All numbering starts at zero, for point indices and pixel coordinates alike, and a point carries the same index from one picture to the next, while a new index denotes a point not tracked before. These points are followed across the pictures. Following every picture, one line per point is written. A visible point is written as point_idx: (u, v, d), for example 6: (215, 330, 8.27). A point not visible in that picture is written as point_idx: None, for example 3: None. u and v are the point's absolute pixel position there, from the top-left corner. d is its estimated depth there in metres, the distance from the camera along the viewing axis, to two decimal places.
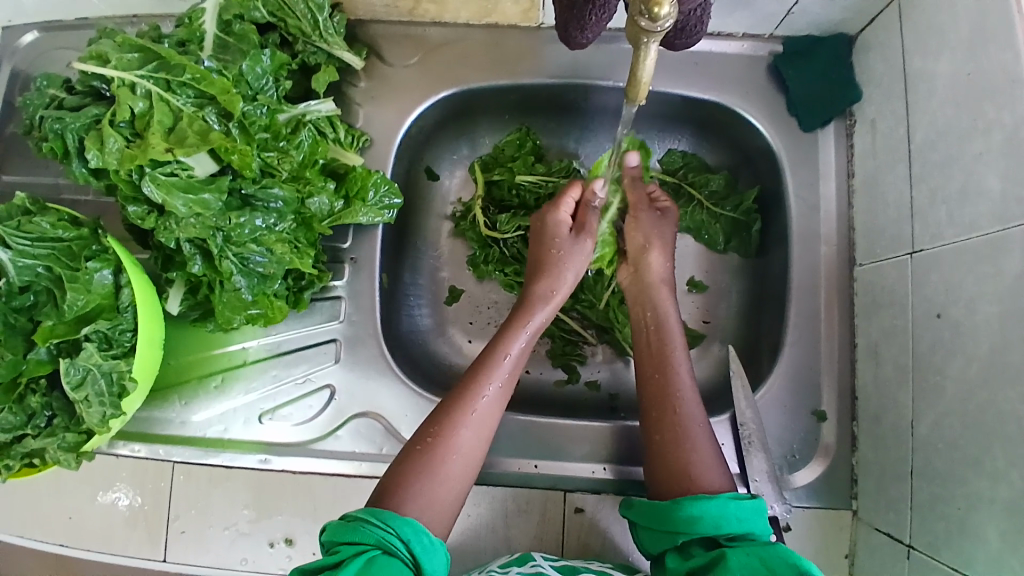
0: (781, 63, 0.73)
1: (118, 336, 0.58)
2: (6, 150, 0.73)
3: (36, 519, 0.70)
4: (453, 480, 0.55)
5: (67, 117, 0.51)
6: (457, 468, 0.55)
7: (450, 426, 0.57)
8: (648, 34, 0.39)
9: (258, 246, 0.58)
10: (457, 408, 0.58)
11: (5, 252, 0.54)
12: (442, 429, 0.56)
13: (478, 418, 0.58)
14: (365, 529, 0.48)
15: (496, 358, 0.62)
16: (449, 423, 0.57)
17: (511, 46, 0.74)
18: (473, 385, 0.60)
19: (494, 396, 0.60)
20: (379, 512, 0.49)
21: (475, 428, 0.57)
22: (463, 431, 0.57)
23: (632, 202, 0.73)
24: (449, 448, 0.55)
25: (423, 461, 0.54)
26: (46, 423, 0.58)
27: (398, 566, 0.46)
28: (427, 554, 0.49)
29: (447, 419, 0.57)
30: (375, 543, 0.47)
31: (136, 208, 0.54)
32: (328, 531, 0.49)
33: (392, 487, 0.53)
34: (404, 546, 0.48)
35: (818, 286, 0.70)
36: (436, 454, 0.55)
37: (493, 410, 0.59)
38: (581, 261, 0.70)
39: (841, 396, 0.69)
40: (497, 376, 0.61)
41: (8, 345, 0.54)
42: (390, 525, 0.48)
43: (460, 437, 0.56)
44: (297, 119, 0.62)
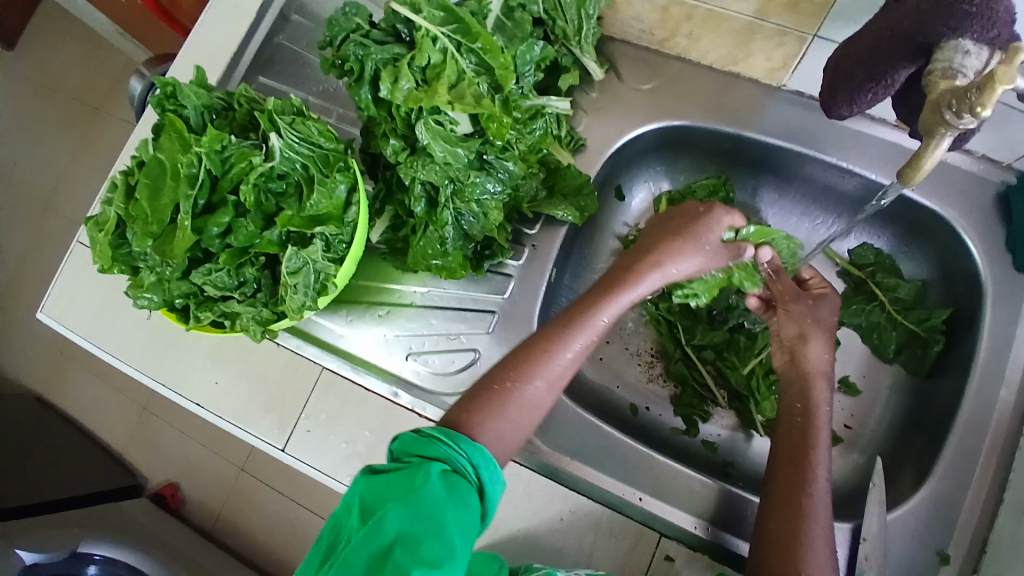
0: (1011, 193, 0.69)
1: (337, 243, 0.65)
2: (270, 57, 0.85)
3: (187, 374, 0.78)
4: (519, 423, 0.56)
5: (371, 48, 0.59)
6: (521, 415, 0.56)
7: (520, 375, 0.57)
8: (947, 126, 0.43)
9: (477, 207, 0.64)
10: (528, 361, 0.57)
11: (278, 140, 0.61)
12: (518, 377, 0.57)
13: (548, 376, 0.57)
14: (442, 448, 0.50)
15: (585, 317, 0.59)
16: (523, 373, 0.57)
17: (742, 96, 0.75)
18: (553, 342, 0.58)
19: (572, 358, 0.58)
20: (450, 434, 0.51)
21: (548, 382, 0.58)
22: (533, 381, 0.57)
23: (786, 287, 0.70)
24: (519, 399, 0.56)
25: (497, 403, 0.55)
26: (251, 293, 0.65)
27: (465, 487, 0.49)
28: (490, 481, 0.51)
29: (522, 367, 0.57)
30: (443, 458, 0.49)
31: (395, 142, 0.61)
32: (400, 441, 0.51)
33: (465, 416, 0.54)
34: (471, 469, 0.50)
35: (985, 430, 0.66)
36: (506, 401, 0.56)
37: (569, 368, 0.59)
38: (704, 254, 0.63)
39: (971, 543, 0.64)
40: (580, 335, 0.59)
41: (251, 218, 0.61)
42: (460, 447, 0.50)
43: (531, 389, 0.57)
44: (537, 109, 0.68)
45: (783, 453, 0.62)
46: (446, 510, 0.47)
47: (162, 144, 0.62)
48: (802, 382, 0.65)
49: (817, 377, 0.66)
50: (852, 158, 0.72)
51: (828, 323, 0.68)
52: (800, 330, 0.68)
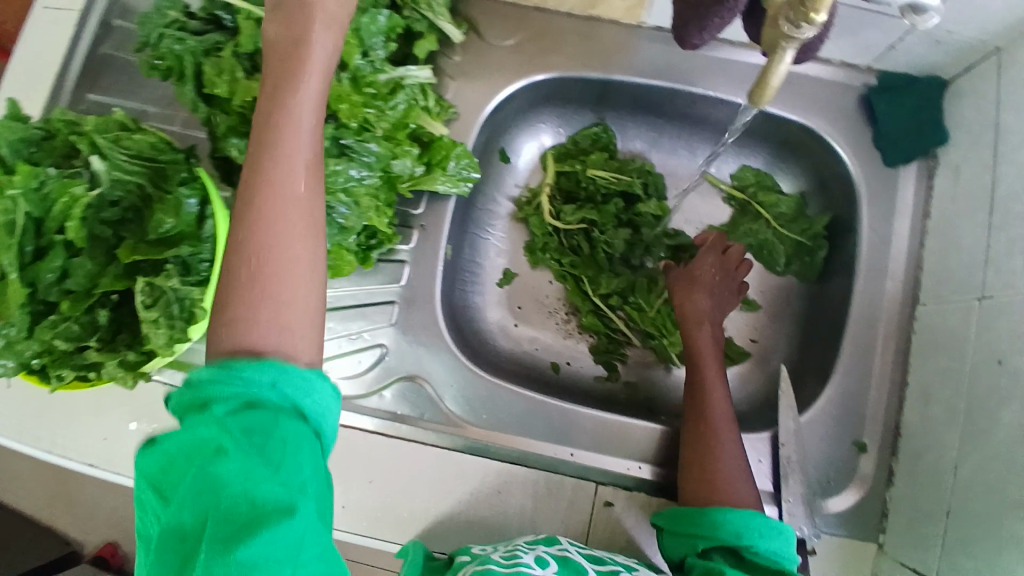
0: (874, 94, 0.72)
1: (196, 263, 0.59)
2: (99, 69, 0.75)
3: (70, 435, 0.70)
4: (296, 282, 0.41)
5: (189, 42, 0.54)
6: (298, 270, 0.42)
7: (259, 217, 0.42)
8: (788, 39, 0.42)
9: (346, 197, 0.59)
10: (261, 198, 0.42)
11: (103, 162, 0.56)
12: (248, 245, 0.41)
13: (289, 211, 0.42)
14: (225, 383, 0.38)
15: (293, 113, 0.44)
16: (275, 229, 0.42)
17: (608, 38, 0.74)
18: (259, 184, 0.42)
19: (302, 194, 0.43)
20: (234, 363, 0.39)
21: (308, 264, 0.42)
22: (273, 223, 0.42)
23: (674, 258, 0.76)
24: (274, 250, 0.41)
25: (254, 287, 0.40)
26: (110, 337, 0.59)
27: (260, 423, 0.37)
28: (304, 390, 0.39)
29: (257, 219, 0.42)
30: (234, 393, 0.38)
31: (238, 141, 0.54)
32: (175, 398, 0.40)
33: (232, 326, 0.40)
34: (276, 388, 0.38)
35: (877, 322, 0.69)
36: (252, 270, 0.41)
37: (313, 207, 0.43)
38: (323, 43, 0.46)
39: (885, 430, 0.68)
40: (300, 178, 0.43)
41: (89, 253, 0.56)
42: (257, 372, 0.38)
43: (295, 248, 0.42)
44: (395, 82, 0.63)
45: (692, 408, 0.65)
46: (242, 458, 0.36)
47: None
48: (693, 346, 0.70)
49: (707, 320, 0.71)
50: (719, 84, 0.73)
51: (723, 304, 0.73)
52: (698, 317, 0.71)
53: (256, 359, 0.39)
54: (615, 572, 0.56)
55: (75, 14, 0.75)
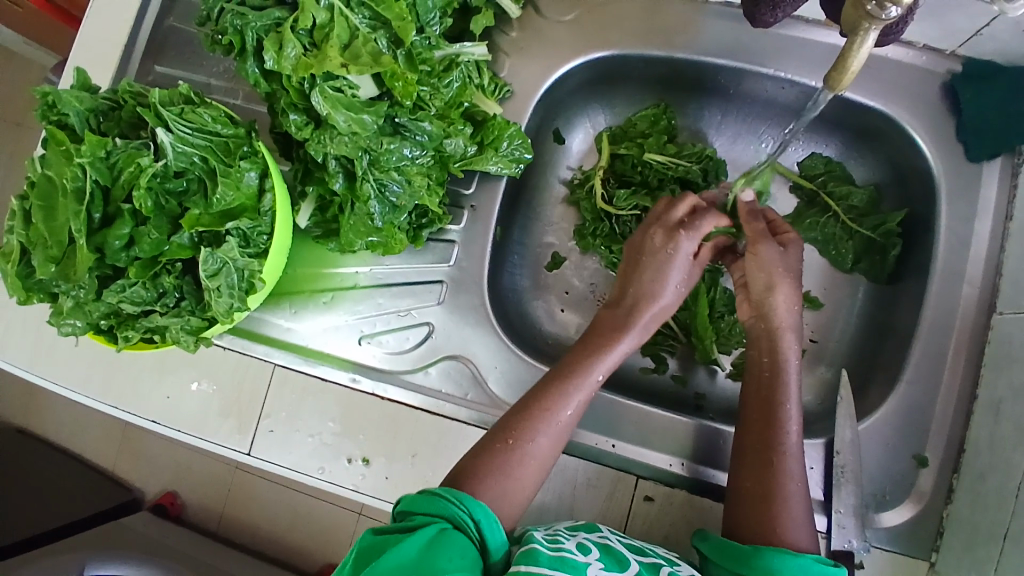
0: (959, 82, 0.66)
1: (256, 236, 0.61)
2: (165, 41, 0.78)
3: (136, 392, 0.74)
4: (524, 481, 0.55)
5: (249, 16, 0.53)
6: (531, 473, 0.56)
7: (530, 429, 0.56)
8: (870, 20, 0.38)
9: (398, 175, 0.60)
10: (539, 415, 0.57)
11: (167, 135, 0.56)
12: (520, 434, 0.56)
13: (561, 425, 0.58)
14: (441, 502, 0.50)
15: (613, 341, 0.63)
16: (525, 429, 0.56)
17: (671, 16, 0.71)
18: (558, 393, 0.59)
19: (573, 411, 0.59)
20: (454, 490, 0.51)
21: (553, 435, 0.57)
22: (540, 437, 0.56)
23: (755, 229, 0.68)
24: (525, 453, 0.55)
25: (502, 459, 0.54)
26: (173, 303, 0.61)
27: (466, 540, 0.48)
28: (493, 537, 0.50)
29: (524, 425, 0.56)
30: (446, 516, 0.49)
31: (296, 116, 0.56)
32: (404, 501, 0.51)
33: (503, 443, 0.55)
34: (474, 525, 0.50)
35: (947, 328, 0.65)
36: (513, 458, 0.55)
37: (571, 421, 0.59)
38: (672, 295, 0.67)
39: (949, 444, 0.64)
40: (578, 396, 0.59)
41: (155, 223, 0.57)
42: (463, 504, 0.50)
43: (535, 443, 0.56)
44: (450, 59, 0.62)
45: (759, 410, 0.61)
46: (436, 541, 0.46)
47: (49, 160, 0.57)
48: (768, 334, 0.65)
49: (782, 328, 0.64)
50: (792, 67, 0.69)
51: (795, 269, 0.66)
52: (768, 280, 0.65)
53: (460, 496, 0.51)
54: (657, 564, 0.54)
55: None
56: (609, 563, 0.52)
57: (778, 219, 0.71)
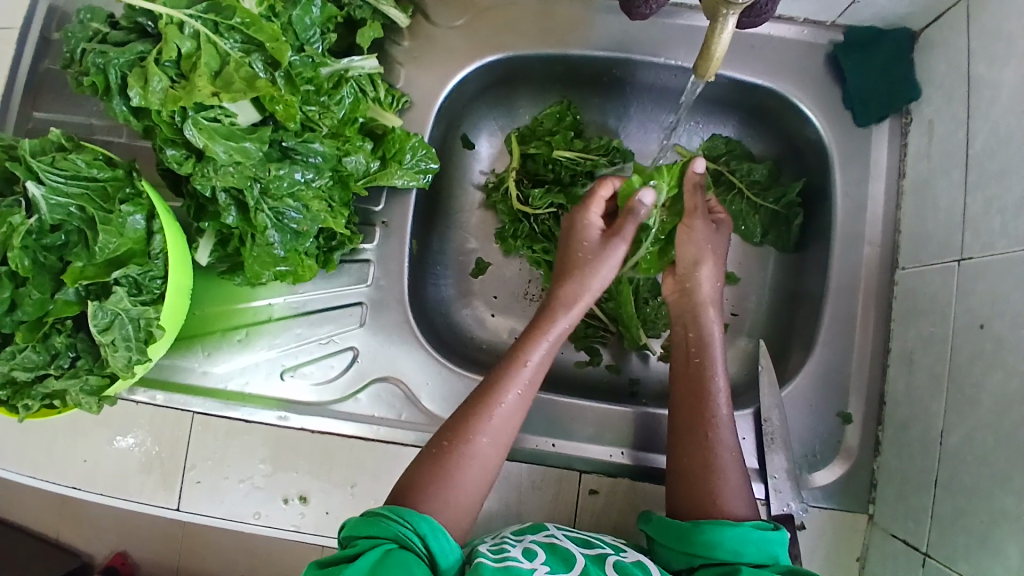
0: (840, 52, 0.69)
1: (148, 282, 0.57)
2: (41, 85, 0.72)
3: (48, 460, 0.69)
4: (469, 486, 0.53)
5: (110, 52, 0.49)
6: (475, 476, 0.54)
7: (466, 430, 0.55)
8: (727, 6, 0.39)
9: (294, 201, 0.57)
10: (476, 413, 0.56)
11: (38, 187, 0.52)
12: (457, 437, 0.54)
13: (501, 420, 0.56)
14: (384, 523, 0.48)
15: (543, 330, 0.60)
16: (464, 431, 0.55)
17: (563, 14, 0.71)
18: (493, 390, 0.57)
19: (513, 404, 0.57)
20: (398, 510, 0.49)
21: (494, 435, 0.55)
22: (480, 436, 0.55)
23: (692, 203, 0.67)
24: (465, 456, 0.54)
25: (440, 466, 0.53)
26: (69, 364, 0.56)
27: (414, 559, 0.46)
28: (442, 552, 0.48)
29: (462, 427, 0.55)
30: (391, 537, 0.47)
31: (174, 151, 0.53)
32: (348, 527, 0.49)
33: (445, 449, 0.54)
34: (420, 542, 0.47)
35: (856, 288, 0.68)
36: (452, 461, 0.53)
37: (514, 418, 0.57)
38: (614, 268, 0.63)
39: (869, 399, 0.67)
40: (516, 388, 0.57)
41: (36, 282, 0.53)
42: (406, 520, 0.48)
43: (476, 445, 0.54)
44: (339, 75, 0.61)
45: (688, 386, 0.62)
46: (377, 565, 0.44)
47: None
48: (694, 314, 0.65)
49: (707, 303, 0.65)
50: (682, 54, 0.70)
51: (721, 246, 0.67)
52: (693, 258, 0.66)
53: (402, 514, 0.48)
54: (603, 555, 0.54)
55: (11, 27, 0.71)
56: (555, 564, 0.51)
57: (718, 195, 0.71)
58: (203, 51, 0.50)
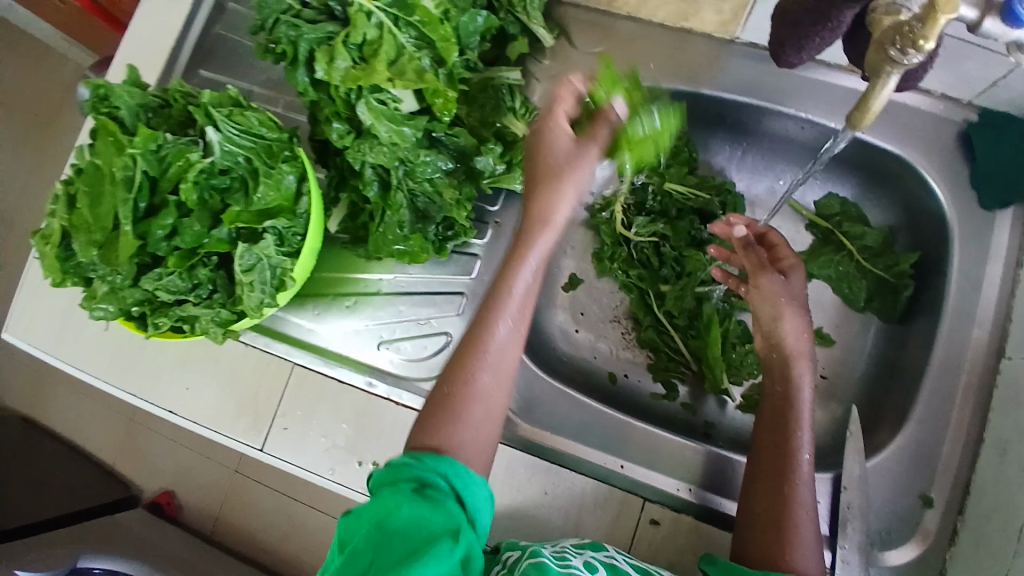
0: (974, 131, 0.69)
1: (290, 236, 0.63)
2: (211, 48, 0.81)
3: (157, 381, 0.76)
4: (478, 428, 0.54)
5: (303, 27, 0.56)
6: (480, 413, 0.54)
7: (463, 372, 0.55)
8: (894, 63, 0.41)
9: (431, 187, 0.62)
10: (469, 357, 0.55)
11: (216, 133, 0.59)
12: (456, 380, 0.55)
13: (495, 357, 0.56)
14: (408, 468, 0.49)
15: (525, 251, 0.58)
16: (463, 374, 0.55)
17: (698, 53, 0.74)
18: (483, 328, 0.56)
19: (505, 336, 0.56)
20: (420, 455, 0.50)
21: (492, 370, 0.55)
22: (478, 375, 0.55)
23: (755, 262, 0.70)
24: (466, 395, 0.54)
25: (444, 410, 0.53)
26: (206, 295, 0.63)
27: (439, 498, 0.48)
28: (467, 486, 0.50)
29: (459, 374, 0.55)
30: (417, 479, 0.49)
31: (339, 125, 0.59)
32: (375, 477, 0.51)
33: (449, 394, 0.54)
34: (443, 478, 0.49)
35: (959, 370, 0.66)
36: (455, 407, 0.53)
37: (508, 353, 0.56)
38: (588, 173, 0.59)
39: (954, 485, 0.64)
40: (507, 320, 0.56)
41: (198, 217, 0.59)
42: (423, 462, 0.50)
43: (473, 383, 0.54)
44: (486, 81, 0.66)
45: (771, 436, 0.62)
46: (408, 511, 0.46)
47: (96, 148, 0.60)
48: (784, 363, 0.65)
49: (796, 355, 0.65)
50: (812, 107, 0.71)
51: (799, 294, 0.68)
52: (775, 310, 0.67)
53: (426, 457, 0.50)
54: None
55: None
56: None
57: (779, 242, 0.71)
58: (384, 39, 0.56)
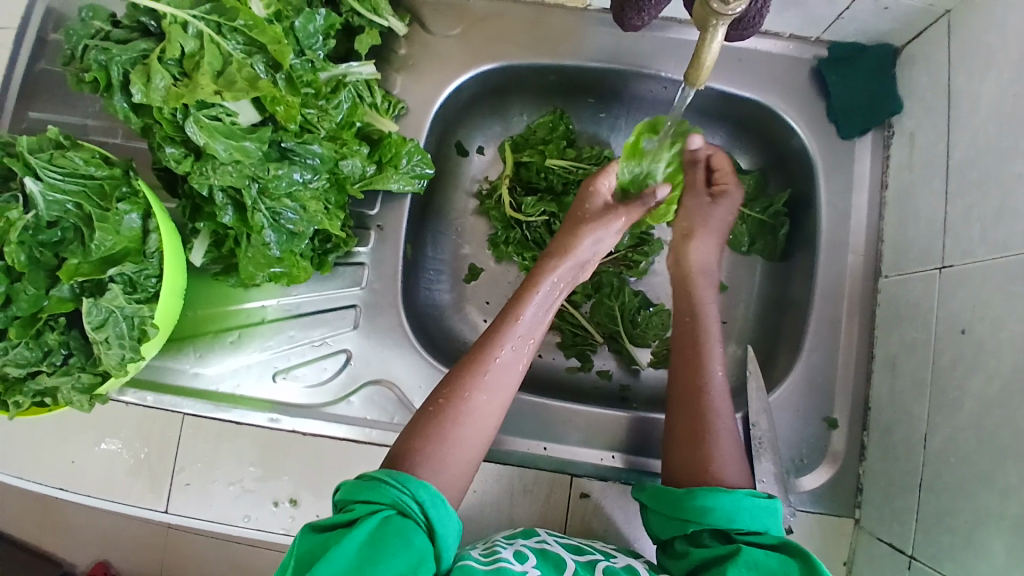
0: (826, 67, 0.72)
1: (144, 280, 0.57)
2: (38, 85, 0.72)
3: (34, 461, 0.68)
4: (476, 423, 0.54)
5: (114, 49, 0.50)
6: (471, 434, 0.54)
7: (459, 388, 0.55)
8: (717, 16, 0.40)
9: (291, 201, 0.58)
10: (470, 371, 0.56)
11: (36, 183, 0.52)
12: (452, 393, 0.54)
13: (496, 378, 0.56)
14: (381, 490, 0.47)
15: (536, 283, 0.61)
16: (462, 387, 0.55)
17: (557, 25, 0.72)
18: (488, 345, 0.57)
19: (509, 361, 0.57)
20: (398, 474, 0.49)
21: (490, 392, 0.55)
22: (477, 394, 0.55)
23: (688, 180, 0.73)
24: (460, 413, 0.54)
25: (437, 422, 0.53)
26: (61, 361, 0.56)
27: (412, 528, 0.46)
28: (441, 519, 0.48)
29: (460, 380, 0.55)
30: (389, 503, 0.47)
31: (173, 149, 0.53)
32: (344, 489, 0.49)
33: (442, 405, 0.54)
34: (419, 509, 0.47)
35: (841, 295, 0.70)
36: (450, 418, 0.53)
37: (510, 374, 0.57)
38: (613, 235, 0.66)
39: (855, 404, 0.68)
40: (489, 350, 0.57)
41: (31, 278, 0.53)
42: (406, 487, 0.48)
43: (473, 402, 0.54)
44: (337, 79, 0.62)
45: (684, 355, 0.63)
46: (371, 539, 0.44)
47: None
48: (685, 281, 0.69)
49: (697, 272, 0.70)
50: (674, 66, 0.72)
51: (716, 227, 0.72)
52: (686, 229, 0.72)
53: (407, 478, 0.49)
54: (594, 561, 0.55)
55: (11, 29, 0.71)
56: (546, 569, 0.52)
57: (722, 166, 0.72)
58: (208, 51, 0.50)
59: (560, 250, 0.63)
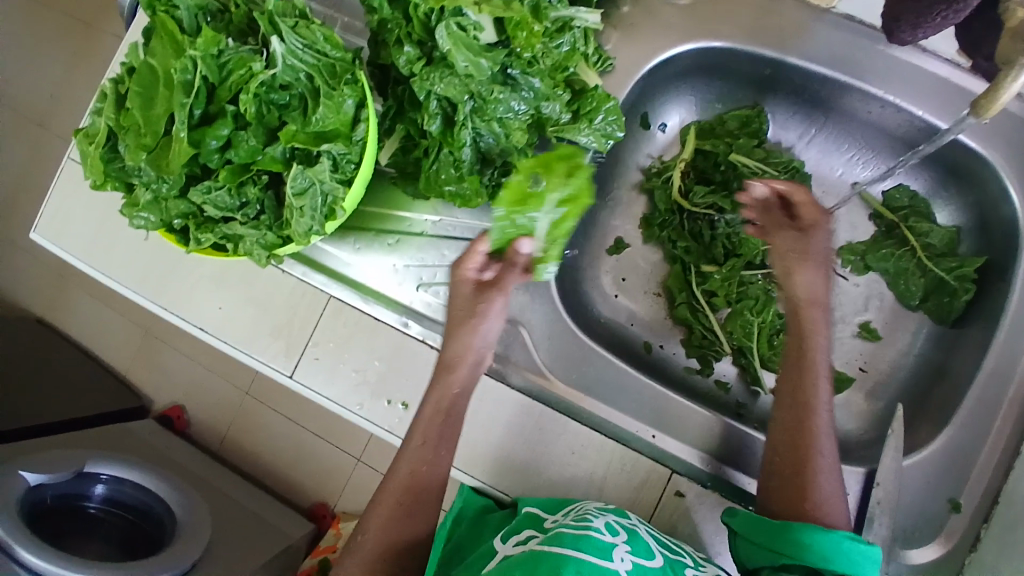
0: None
1: (344, 163, 0.60)
2: None
3: (189, 298, 0.75)
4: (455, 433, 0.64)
5: None
6: (444, 453, 0.63)
7: (441, 402, 0.63)
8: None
9: (499, 127, 0.59)
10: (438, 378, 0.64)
11: (280, 44, 0.54)
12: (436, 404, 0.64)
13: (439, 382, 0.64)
14: None
15: (461, 281, 0.64)
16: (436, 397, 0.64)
17: (788, 16, 0.68)
18: (453, 351, 0.64)
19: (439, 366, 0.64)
20: None
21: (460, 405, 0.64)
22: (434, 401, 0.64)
23: (773, 220, 0.68)
24: (419, 430, 0.64)
25: (421, 438, 0.63)
26: (254, 215, 0.61)
27: None
28: None
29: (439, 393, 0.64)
30: None
31: (410, 49, 0.56)
32: None
33: (430, 422, 0.63)
34: None
35: (1011, 380, 0.64)
36: (432, 437, 0.63)
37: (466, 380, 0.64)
38: (495, 319, 0.64)
39: (984, 494, 0.63)
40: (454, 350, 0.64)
41: (254, 131, 0.56)
42: None
43: (428, 408, 0.64)
44: (563, 21, 0.62)
45: (786, 387, 0.62)
46: None
47: (154, 49, 0.56)
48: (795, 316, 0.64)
49: (808, 304, 0.64)
50: (902, 90, 0.67)
51: (824, 258, 0.65)
52: (785, 266, 0.65)
53: None
54: (683, 564, 0.55)
55: None
56: (636, 547, 0.53)
57: (802, 199, 0.67)
58: None
59: (462, 267, 0.64)
